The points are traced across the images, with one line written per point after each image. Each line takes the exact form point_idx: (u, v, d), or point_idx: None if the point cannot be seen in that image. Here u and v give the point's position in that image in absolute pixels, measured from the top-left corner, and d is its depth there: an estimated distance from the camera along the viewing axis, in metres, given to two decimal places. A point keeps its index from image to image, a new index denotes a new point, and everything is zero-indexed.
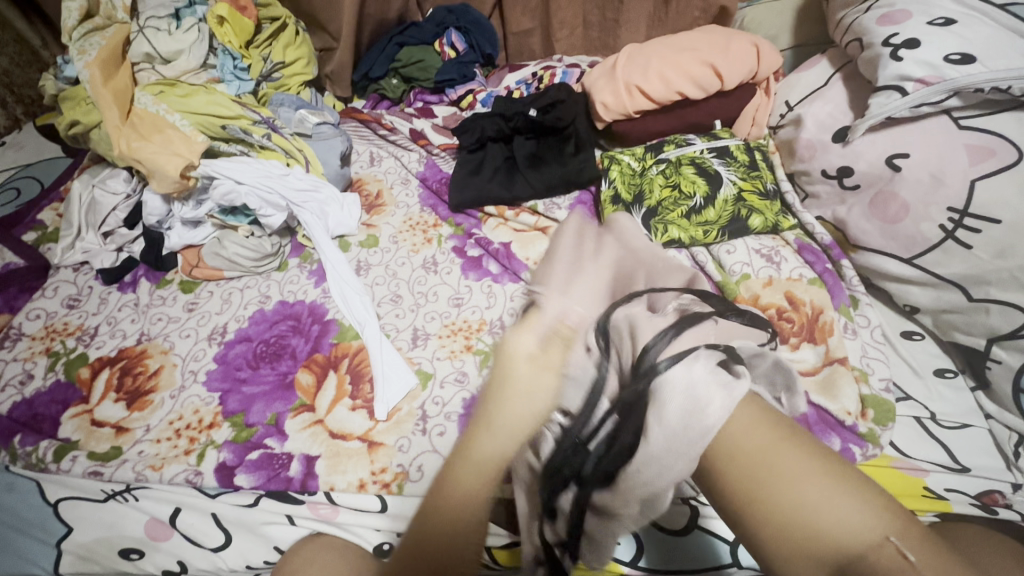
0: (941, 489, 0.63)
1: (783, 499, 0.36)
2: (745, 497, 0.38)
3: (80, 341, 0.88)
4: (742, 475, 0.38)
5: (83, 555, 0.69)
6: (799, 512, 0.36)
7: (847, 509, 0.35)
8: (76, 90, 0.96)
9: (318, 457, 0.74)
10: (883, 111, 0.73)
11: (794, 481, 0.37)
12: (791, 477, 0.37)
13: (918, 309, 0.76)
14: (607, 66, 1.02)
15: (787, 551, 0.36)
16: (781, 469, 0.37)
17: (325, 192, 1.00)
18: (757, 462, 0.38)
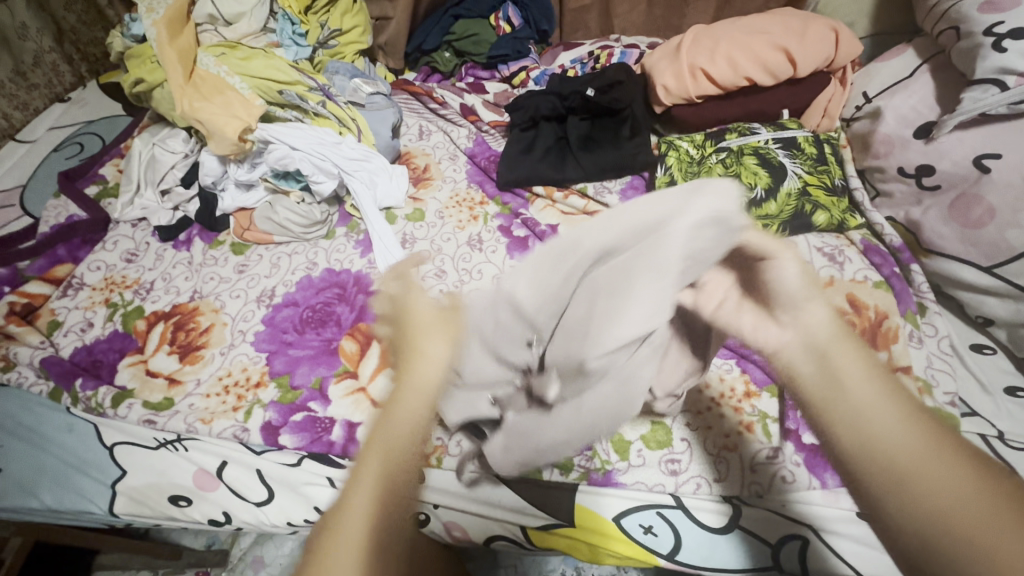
0: None
1: (897, 449, 0.34)
2: (867, 454, 0.35)
3: (137, 295, 0.91)
4: (867, 452, 0.35)
5: (135, 497, 0.72)
6: (935, 481, 0.33)
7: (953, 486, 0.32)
8: (142, 48, 0.97)
9: (360, 424, 0.74)
10: (977, 106, 0.68)
11: (888, 422, 0.35)
12: (930, 469, 0.33)
13: (993, 321, 0.72)
14: (671, 47, 0.98)
15: (889, 491, 0.33)
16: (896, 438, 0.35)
17: (375, 162, 1.00)
18: (883, 449, 0.35)
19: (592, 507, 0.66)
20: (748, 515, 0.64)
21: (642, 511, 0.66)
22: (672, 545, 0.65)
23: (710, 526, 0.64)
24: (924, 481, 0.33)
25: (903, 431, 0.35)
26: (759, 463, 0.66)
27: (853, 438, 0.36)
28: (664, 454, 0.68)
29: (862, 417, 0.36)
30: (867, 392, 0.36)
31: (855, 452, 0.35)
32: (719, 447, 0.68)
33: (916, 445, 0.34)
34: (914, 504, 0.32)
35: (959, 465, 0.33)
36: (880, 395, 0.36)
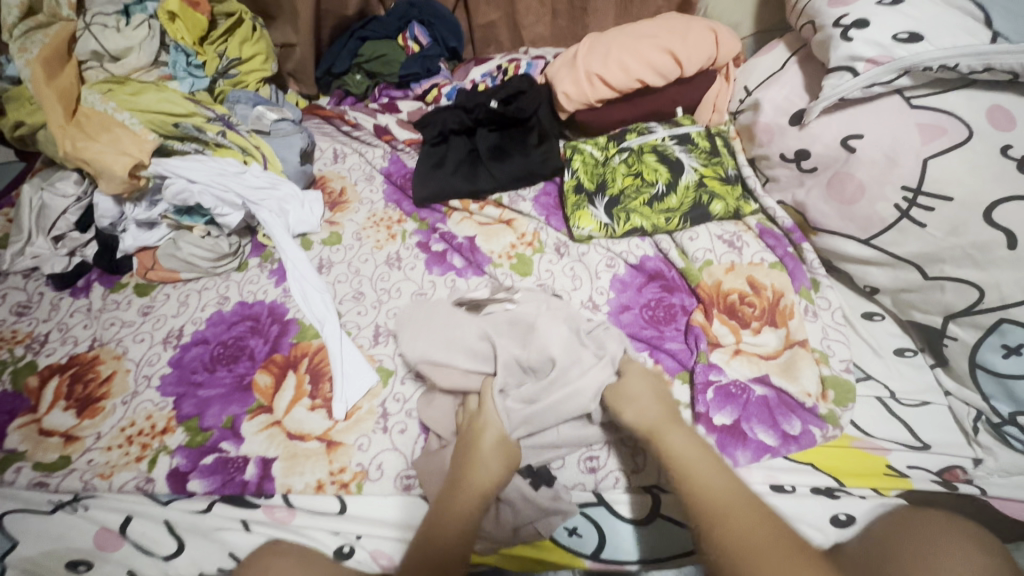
0: (903, 466, 0.64)
1: (713, 502, 0.51)
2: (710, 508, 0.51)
3: (29, 349, 0.85)
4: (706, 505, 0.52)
5: (27, 570, 0.63)
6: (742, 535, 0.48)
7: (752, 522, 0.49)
8: (20, 90, 0.92)
9: (275, 459, 0.71)
10: (836, 92, 0.73)
11: (711, 473, 0.54)
12: (731, 519, 0.49)
13: (878, 290, 0.76)
14: (569, 56, 1.01)
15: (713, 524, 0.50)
16: (712, 491, 0.52)
17: (284, 189, 0.98)
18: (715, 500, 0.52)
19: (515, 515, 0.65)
20: (666, 502, 0.66)
21: (567, 512, 0.65)
22: (597, 543, 0.64)
23: (633, 519, 0.65)
24: (729, 527, 0.49)
25: (720, 489, 0.52)
26: None
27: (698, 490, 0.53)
28: (583, 453, 0.70)
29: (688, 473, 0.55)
30: (691, 453, 0.57)
31: (694, 505, 0.52)
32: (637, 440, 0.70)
33: (724, 505, 0.51)
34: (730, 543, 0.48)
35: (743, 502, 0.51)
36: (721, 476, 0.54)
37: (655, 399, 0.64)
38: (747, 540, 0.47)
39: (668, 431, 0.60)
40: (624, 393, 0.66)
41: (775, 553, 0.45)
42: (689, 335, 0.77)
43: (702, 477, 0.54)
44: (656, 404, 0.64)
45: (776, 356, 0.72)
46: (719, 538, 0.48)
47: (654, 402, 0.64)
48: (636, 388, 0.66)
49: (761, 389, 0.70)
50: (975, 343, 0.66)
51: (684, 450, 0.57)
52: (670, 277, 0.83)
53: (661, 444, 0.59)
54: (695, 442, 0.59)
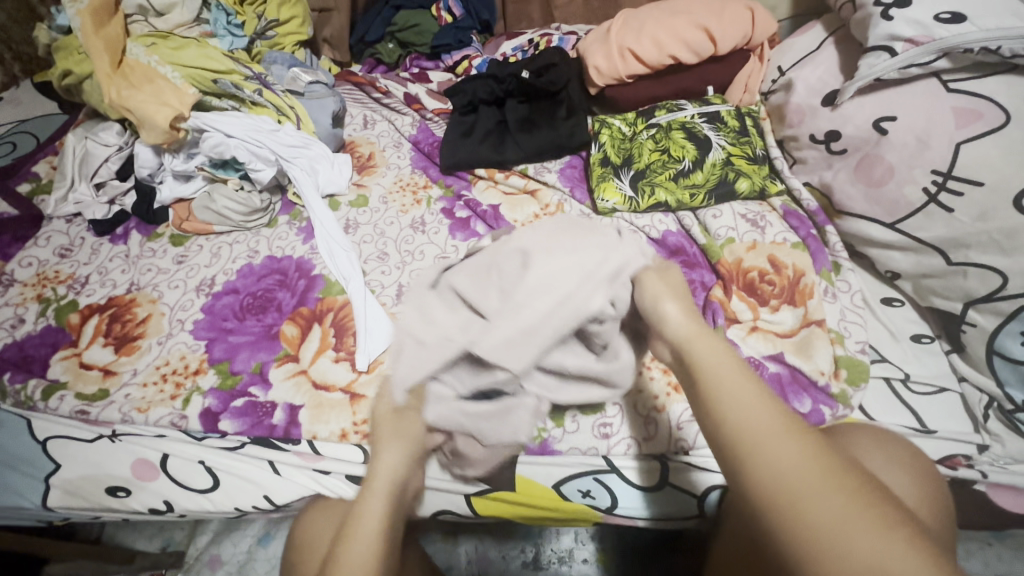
0: None
1: (748, 426, 0.43)
2: (742, 436, 0.43)
3: (71, 289, 0.89)
4: (740, 428, 0.43)
5: (70, 490, 0.71)
6: (783, 464, 0.40)
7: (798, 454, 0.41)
8: (69, 39, 0.95)
9: (301, 406, 0.74)
10: (872, 72, 0.72)
11: (747, 393, 0.46)
12: (773, 440, 0.42)
13: (899, 275, 0.76)
14: (602, 31, 1.01)
15: (746, 453, 0.42)
16: (749, 409, 0.44)
17: (315, 150, 1.00)
18: (750, 425, 0.43)
19: (532, 476, 0.69)
20: (674, 470, 0.67)
21: (581, 477, 0.69)
22: (610, 500, 0.69)
23: (643, 485, 0.68)
24: (767, 459, 0.41)
25: (752, 409, 0.44)
26: (687, 420, 0.68)
27: (729, 415, 0.45)
28: (598, 418, 0.71)
29: (714, 394, 0.47)
30: (721, 372, 0.48)
31: (728, 428, 0.44)
32: (650, 409, 0.70)
33: (763, 425, 0.43)
34: (772, 481, 0.40)
35: (794, 433, 0.42)
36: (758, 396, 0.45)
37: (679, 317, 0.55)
38: (793, 470, 0.40)
39: (698, 353, 0.51)
40: (652, 322, 0.58)
41: (832, 478, 0.39)
42: (707, 311, 0.77)
43: (736, 397, 0.45)
44: (687, 323, 0.55)
45: (791, 336, 0.73)
46: (755, 464, 0.41)
47: (687, 320, 0.55)
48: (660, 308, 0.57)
49: (774, 367, 0.71)
50: (994, 329, 0.66)
51: (717, 367, 0.49)
52: (691, 253, 0.84)
53: (695, 365, 0.50)
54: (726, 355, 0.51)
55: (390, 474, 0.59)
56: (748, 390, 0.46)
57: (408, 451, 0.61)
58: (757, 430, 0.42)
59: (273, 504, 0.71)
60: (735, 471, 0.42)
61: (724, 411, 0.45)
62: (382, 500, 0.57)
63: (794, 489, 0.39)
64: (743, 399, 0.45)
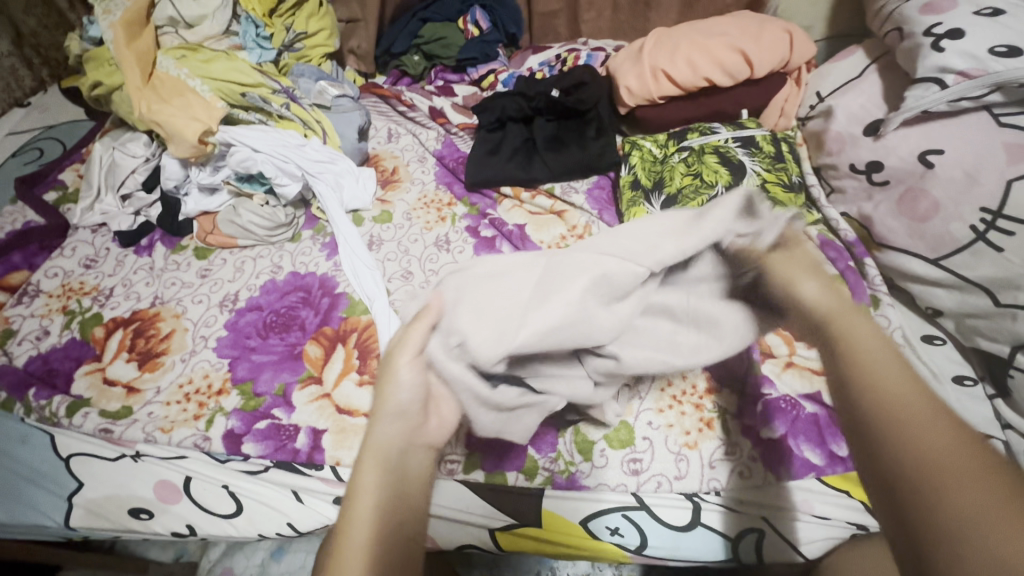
0: None
1: (898, 405, 0.37)
2: (878, 407, 0.37)
3: (95, 301, 0.89)
4: (876, 393, 0.38)
5: (93, 510, 0.71)
6: (916, 431, 0.35)
7: (938, 427, 0.35)
8: (99, 50, 0.96)
9: (325, 431, 0.74)
10: (920, 104, 0.70)
11: (882, 364, 0.40)
12: (918, 421, 0.35)
13: (941, 312, 0.74)
14: (634, 50, 0.99)
15: (875, 412, 0.37)
16: (887, 378, 0.39)
17: (341, 165, 0.99)
18: (887, 391, 0.38)
19: (559, 511, 0.67)
20: (705, 510, 0.66)
21: (609, 514, 0.67)
22: (640, 541, 0.66)
23: (674, 524, 0.66)
24: (913, 437, 0.35)
25: (901, 388, 0.38)
26: (719, 459, 0.68)
27: (860, 374, 0.40)
28: (627, 454, 0.69)
29: (847, 355, 0.42)
30: (862, 338, 0.42)
31: (859, 386, 0.39)
32: (680, 445, 0.69)
33: (912, 407, 0.36)
34: (911, 447, 0.34)
35: (935, 408, 0.36)
36: (901, 368, 0.39)
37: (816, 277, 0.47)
38: (939, 445, 0.34)
39: (844, 318, 0.44)
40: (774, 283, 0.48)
41: (973, 464, 0.33)
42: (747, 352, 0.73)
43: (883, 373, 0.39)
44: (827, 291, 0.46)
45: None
46: (898, 436, 0.35)
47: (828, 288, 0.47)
48: (780, 270, 0.48)
49: (812, 408, 0.68)
50: None
51: (861, 336, 0.42)
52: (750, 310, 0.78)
53: (837, 332, 0.43)
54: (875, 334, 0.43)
55: (382, 446, 0.49)
56: (891, 363, 0.40)
57: (409, 409, 0.51)
58: (909, 410, 0.36)
59: (297, 531, 0.71)
60: (858, 432, 0.38)
61: (857, 368, 0.40)
62: (377, 473, 0.47)
63: (938, 478, 0.33)
64: (882, 372, 0.39)
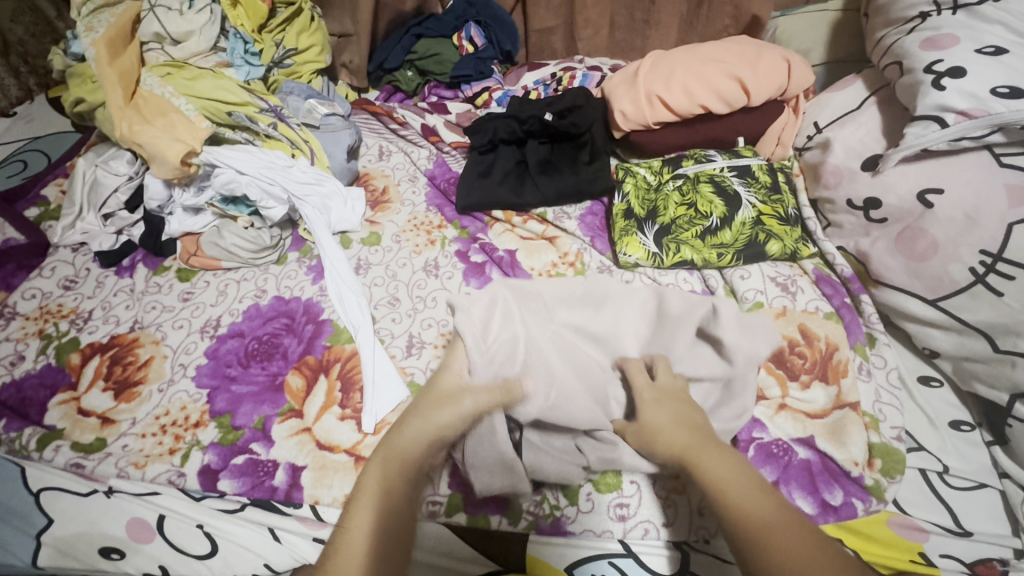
0: (935, 555, 0.60)
1: (750, 510, 0.51)
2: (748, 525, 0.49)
3: (73, 325, 0.86)
4: (742, 516, 0.50)
5: (62, 549, 0.68)
6: (760, 527, 0.49)
7: (772, 518, 0.49)
8: (83, 67, 0.94)
9: (305, 468, 0.72)
10: (920, 142, 0.68)
11: (733, 484, 0.53)
12: (769, 519, 0.49)
13: (938, 354, 0.72)
14: (629, 73, 0.98)
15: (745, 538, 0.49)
16: (746, 504, 0.51)
17: (329, 186, 0.97)
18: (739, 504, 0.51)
19: (543, 556, 0.65)
20: (696, 560, 0.64)
21: (595, 561, 0.64)
22: None
23: (662, 573, 0.64)
24: (762, 536, 0.48)
25: (747, 498, 0.51)
26: (708, 507, 0.65)
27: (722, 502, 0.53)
28: (614, 499, 0.67)
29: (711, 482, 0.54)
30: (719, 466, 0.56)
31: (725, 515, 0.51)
32: (670, 490, 0.67)
33: (769, 515, 0.49)
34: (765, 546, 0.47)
35: (770, 508, 0.50)
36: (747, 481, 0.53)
37: (681, 424, 0.61)
38: (776, 528, 0.48)
39: (701, 454, 0.57)
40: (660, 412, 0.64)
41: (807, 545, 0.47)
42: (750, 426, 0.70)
43: (736, 491, 0.52)
44: (683, 430, 0.61)
45: (822, 416, 0.69)
46: (758, 554, 0.47)
47: (684, 427, 0.61)
48: (658, 418, 0.63)
49: (804, 453, 0.67)
50: None
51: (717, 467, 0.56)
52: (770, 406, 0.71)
53: (696, 465, 0.57)
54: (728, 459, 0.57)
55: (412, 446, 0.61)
56: (733, 472, 0.54)
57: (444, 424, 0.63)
58: (763, 517, 0.49)
59: (274, 573, 0.68)
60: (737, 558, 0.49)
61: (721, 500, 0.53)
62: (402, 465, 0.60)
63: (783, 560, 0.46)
64: (732, 486, 0.53)
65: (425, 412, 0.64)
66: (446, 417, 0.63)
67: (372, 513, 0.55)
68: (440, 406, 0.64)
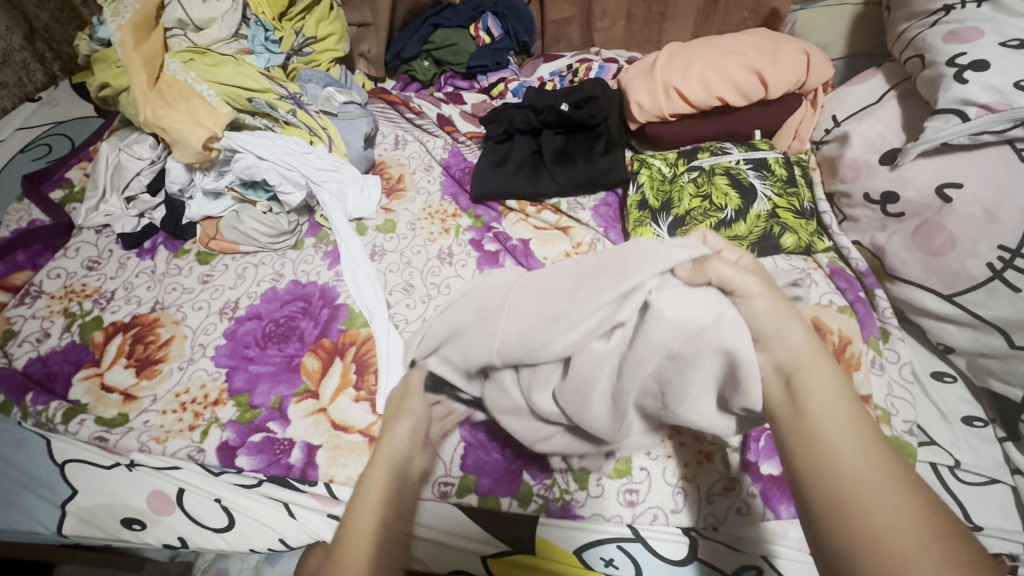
0: None
1: (827, 430, 0.47)
2: (806, 435, 0.47)
3: (96, 304, 0.89)
4: (807, 432, 0.47)
5: (85, 518, 0.71)
6: (881, 514, 0.41)
7: (881, 500, 0.42)
8: (108, 52, 0.95)
9: (319, 447, 0.73)
10: (939, 136, 0.68)
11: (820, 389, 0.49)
12: (882, 497, 0.42)
13: (952, 349, 0.72)
14: (646, 64, 0.98)
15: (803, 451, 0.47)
16: (845, 461, 0.45)
17: (346, 173, 0.99)
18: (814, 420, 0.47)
19: (553, 539, 0.67)
20: (703, 546, 0.65)
21: (604, 545, 0.66)
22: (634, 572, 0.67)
23: (669, 559, 0.66)
24: (860, 502, 0.42)
25: (859, 468, 0.44)
26: (716, 494, 0.66)
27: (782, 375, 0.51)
28: (624, 484, 0.68)
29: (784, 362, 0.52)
30: (814, 387, 0.49)
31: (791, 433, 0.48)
32: (679, 478, 0.68)
33: (878, 490, 0.43)
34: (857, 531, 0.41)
35: (879, 472, 0.44)
36: (866, 453, 0.45)
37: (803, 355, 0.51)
38: (893, 518, 0.41)
39: (805, 381, 0.50)
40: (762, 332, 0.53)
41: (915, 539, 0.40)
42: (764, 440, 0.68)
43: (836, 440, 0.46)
44: (809, 341, 0.52)
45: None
46: (808, 455, 0.46)
47: (812, 360, 0.51)
48: (787, 344, 0.51)
49: None
50: None
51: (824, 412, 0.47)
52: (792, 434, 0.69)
53: (801, 387, 0.50)
54: (835, 398, 0.48)
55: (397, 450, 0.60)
56: (837, 408, 0.47)
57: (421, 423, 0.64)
58: (853, 479, 0.44)
59: (289, 547, 0.71)
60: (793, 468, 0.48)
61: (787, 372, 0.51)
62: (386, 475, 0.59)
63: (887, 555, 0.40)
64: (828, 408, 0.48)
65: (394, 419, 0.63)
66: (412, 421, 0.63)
67: (374, 507, 0.55)
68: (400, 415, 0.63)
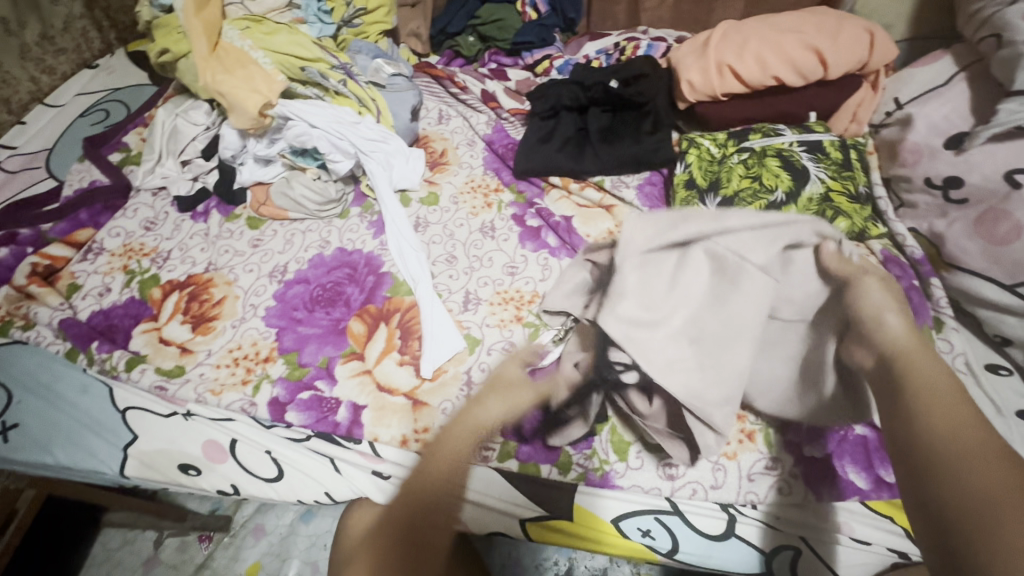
0: None
1: (929, 385, 0.58)
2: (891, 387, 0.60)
3: (154, 263, 0.92)
4: (934, 416, 0.53)
5: (145, 462, 0.75)
6: (948, 452, 0.50)
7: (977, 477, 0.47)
8: (169, 18, 0.99)
9: (365, 407, 0.75)
10: (1013, 118, 0.67)
11: (926, 362, 0.61)
12: (964, 425, 0.52)
13: (1010, 342, 0.70)
14: (699, 42, 0.96)
15: (914, 424, 0.54)
16: (947, 397, 0.56)
17: (393, 144, 1.00)
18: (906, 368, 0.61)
19: (590, 507, 0.67)
20: (741, 523, 0.65)
21: (641, 515, 0.67)
22: (671, 546, 0.66)
23: (707, 533, 0.65)
24: (944, 472, 0.48)
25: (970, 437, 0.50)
26: (758, 472, 0.66)
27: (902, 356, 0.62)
28: (663, 458, 0.68)
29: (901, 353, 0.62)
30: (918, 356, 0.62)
31: (912, 401, 0.57)
32: (719, 455, 0.68)
33: (975, 448, 0.49)
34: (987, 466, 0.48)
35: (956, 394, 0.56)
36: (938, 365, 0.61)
37: (918, 341, 0.64)
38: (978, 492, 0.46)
39: (916, 356, 0.62)
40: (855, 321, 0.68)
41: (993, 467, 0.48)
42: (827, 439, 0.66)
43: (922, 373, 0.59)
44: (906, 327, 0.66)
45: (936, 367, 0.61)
46: (909, 428, 0.54)
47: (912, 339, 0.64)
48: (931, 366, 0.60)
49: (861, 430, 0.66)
50: None
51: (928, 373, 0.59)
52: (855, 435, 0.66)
53: (908, 361, 0.61)
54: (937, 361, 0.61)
55: (485, 422, 0.73)
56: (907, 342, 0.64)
57: (518, 395, 0.74)
58: (965, 423, 0.52)
59: (333, 500, 0.74)
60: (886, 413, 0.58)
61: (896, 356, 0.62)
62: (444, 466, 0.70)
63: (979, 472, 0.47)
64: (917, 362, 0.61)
65: (494, 390, 0.75)
66: (518, 396, 0.74)
67: (435, 491, 0.69)
68: (496, 396, 0.75)
